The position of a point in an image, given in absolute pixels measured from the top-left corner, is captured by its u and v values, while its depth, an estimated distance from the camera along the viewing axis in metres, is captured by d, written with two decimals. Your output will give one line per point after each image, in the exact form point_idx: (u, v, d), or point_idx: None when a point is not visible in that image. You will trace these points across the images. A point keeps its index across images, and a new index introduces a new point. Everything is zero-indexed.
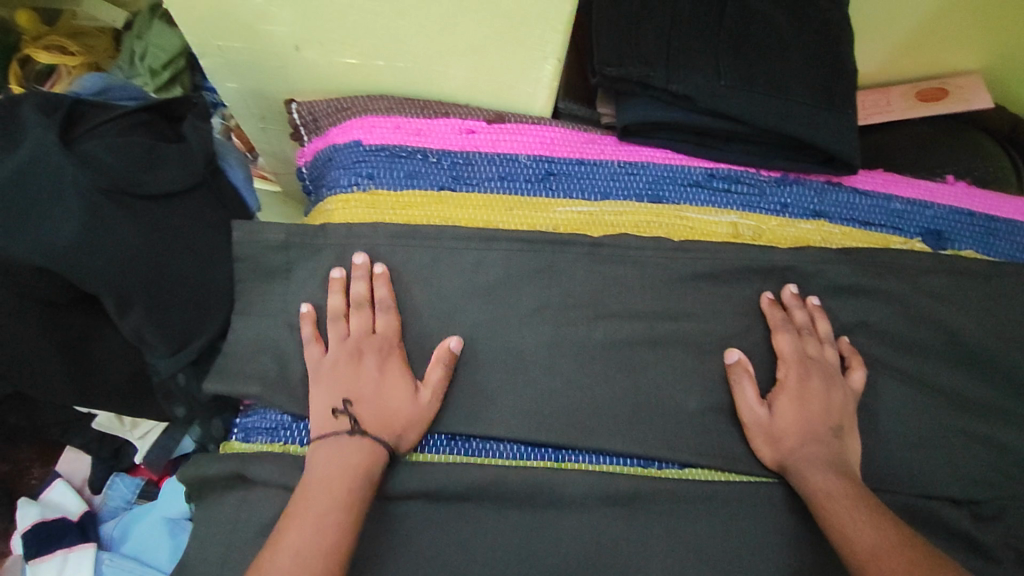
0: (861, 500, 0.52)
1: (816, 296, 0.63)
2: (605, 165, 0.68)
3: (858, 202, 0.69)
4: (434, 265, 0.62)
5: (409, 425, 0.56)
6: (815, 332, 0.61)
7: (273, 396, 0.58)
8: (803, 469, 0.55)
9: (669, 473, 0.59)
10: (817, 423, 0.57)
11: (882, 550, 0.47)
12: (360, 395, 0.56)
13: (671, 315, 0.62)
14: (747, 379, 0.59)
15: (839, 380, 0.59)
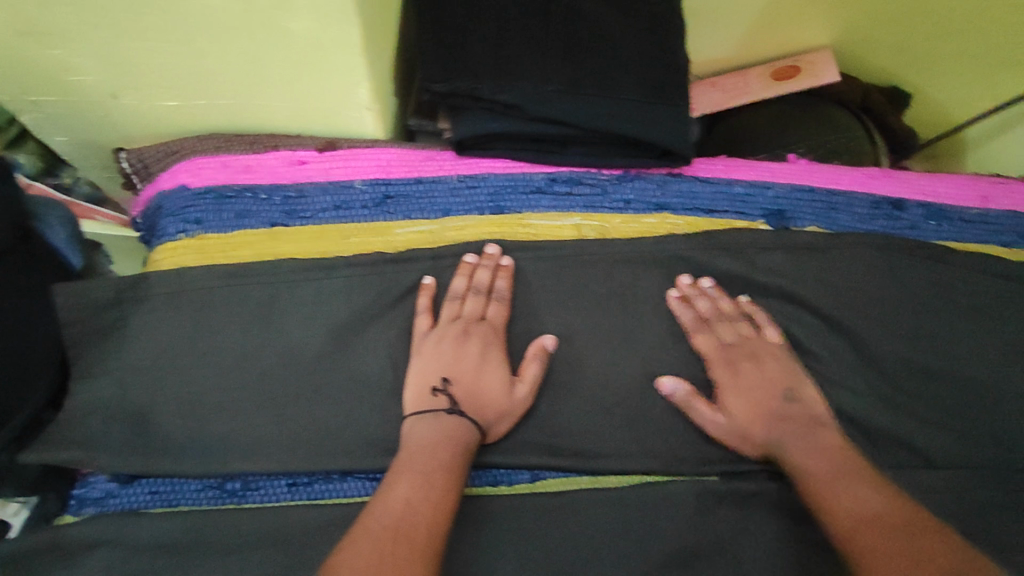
0: (856, 467, 0.52)
1: (710, 278, 0.65)
2: (443, 181, 0.67)
3: (700, 190, 0.69)
4: (269, 302, 0.61)
5: (466, 357, 0.59)
6: (722, 314, 0.63)
7: (102, 462, 0.56)
8: (786, 456, 0.56)
9: (519, 488, 0.59)
10: (765, 401, 0.59)
11: (868, 519, 0.47)
12: (459, 374, 0.58)
13: (516, 324, 0.63)
14: (697, 399, 0.60)
15: (765, 349, 0.62)
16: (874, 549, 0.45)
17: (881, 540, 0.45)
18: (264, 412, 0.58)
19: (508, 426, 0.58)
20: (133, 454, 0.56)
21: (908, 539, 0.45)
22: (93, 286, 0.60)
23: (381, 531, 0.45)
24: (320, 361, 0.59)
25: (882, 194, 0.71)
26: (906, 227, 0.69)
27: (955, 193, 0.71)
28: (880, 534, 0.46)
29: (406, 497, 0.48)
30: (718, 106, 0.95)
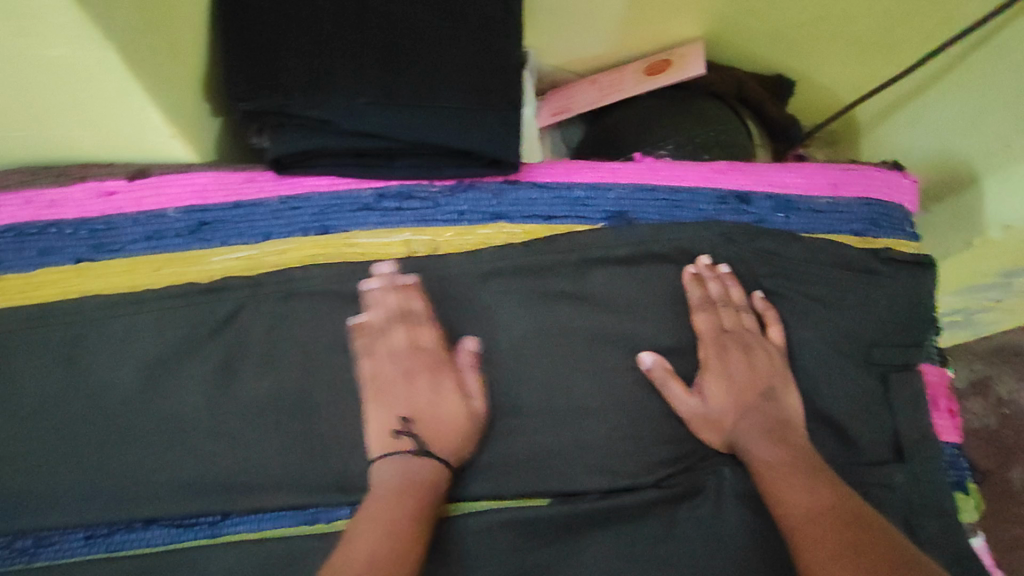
0: (802, 467, 0.54)
1: (706, 255, 0.64)
2: (265, 204, 0.64)
3: (538, 197, 0.66)
4: (75, 341, 0.58)
5: (444, 381, 0.58)
6: (731, 302, 0.62)
7: None
8: (745, 444, 0.58)
9: (338, 524, 0.56)
10: (747, 392, 0.60)
11: (814, 515, 0.50)
12: (421, 413, 0.56)
13: (340, 350, 0.60)
14: (671, 380, 0.60)
15: (759, 345, 0.61)
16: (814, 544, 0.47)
17: (822, 531, 0.48)
18: (69, 459, 0.56)
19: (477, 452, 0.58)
20: None
21: (842, 537, 0.47)
22: None
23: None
24: (127, 404, 0.57)
25: (728, 188, 0.69)
26: (753, 221, 0.67)
27: (805, 183, 0.70)
28: (821, 534, 0.48)
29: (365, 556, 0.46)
30: (593, 105, 0.93)
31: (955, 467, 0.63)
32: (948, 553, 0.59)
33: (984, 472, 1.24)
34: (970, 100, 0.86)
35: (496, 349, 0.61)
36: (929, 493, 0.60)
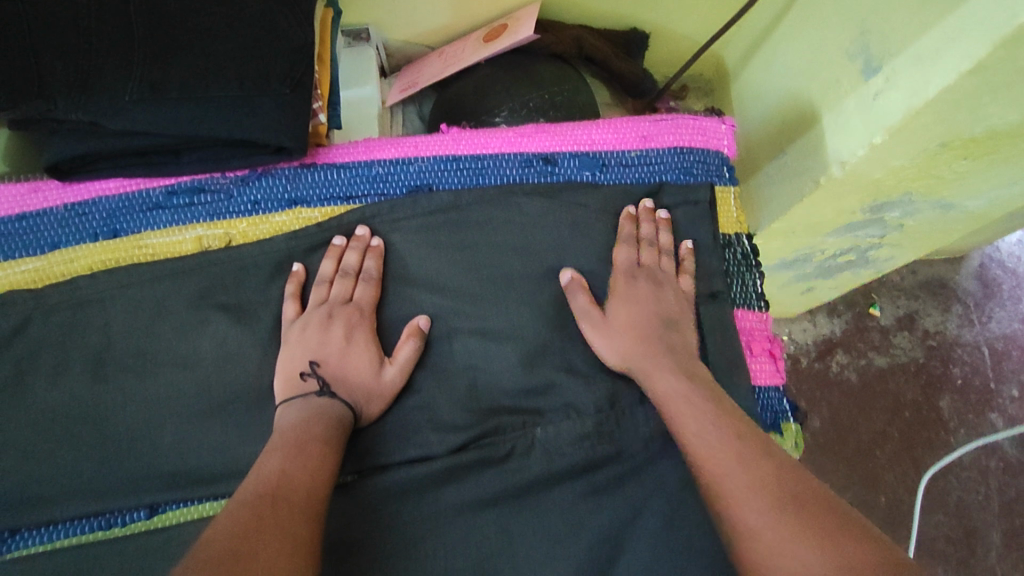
0: (733, 435, 0.49)
1: (649, 199, 0.65)
2: (49, 213, 0.62)
3: (334, 177, 0.65)
4: None
5: (328, 335, 0.58)
6: (656, 243, 0.63)
7: None
8: (647, 369, 0.56)
9: (138, 526, 0.56)
10: (648, 324, 0.59)
11: (759, 490, 0.45)
12: (324, 355, 0.57)
13: (132, 353, 0.59)
14: (586, 317, 0.60)
15: (670, 286, 0.62)
16: (760, 536, 0.43)
17: (769, 513, 0.43)
18: None
19: (383, 405, 0.58)
20: None
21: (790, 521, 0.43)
22: None
23: (245, 502, 0.46)
24: None
25: (533, 151, 0.67)
26: (558, 180, 0.66)
27: (612, 139, 0.69)
28: (732, 461, 0.47)
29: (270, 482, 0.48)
30: (439, 75, 0.88)
31: (768, 409, 0.63)
32: None
33: (911, 402, 1.24)
34: (816, 34, 0.83)
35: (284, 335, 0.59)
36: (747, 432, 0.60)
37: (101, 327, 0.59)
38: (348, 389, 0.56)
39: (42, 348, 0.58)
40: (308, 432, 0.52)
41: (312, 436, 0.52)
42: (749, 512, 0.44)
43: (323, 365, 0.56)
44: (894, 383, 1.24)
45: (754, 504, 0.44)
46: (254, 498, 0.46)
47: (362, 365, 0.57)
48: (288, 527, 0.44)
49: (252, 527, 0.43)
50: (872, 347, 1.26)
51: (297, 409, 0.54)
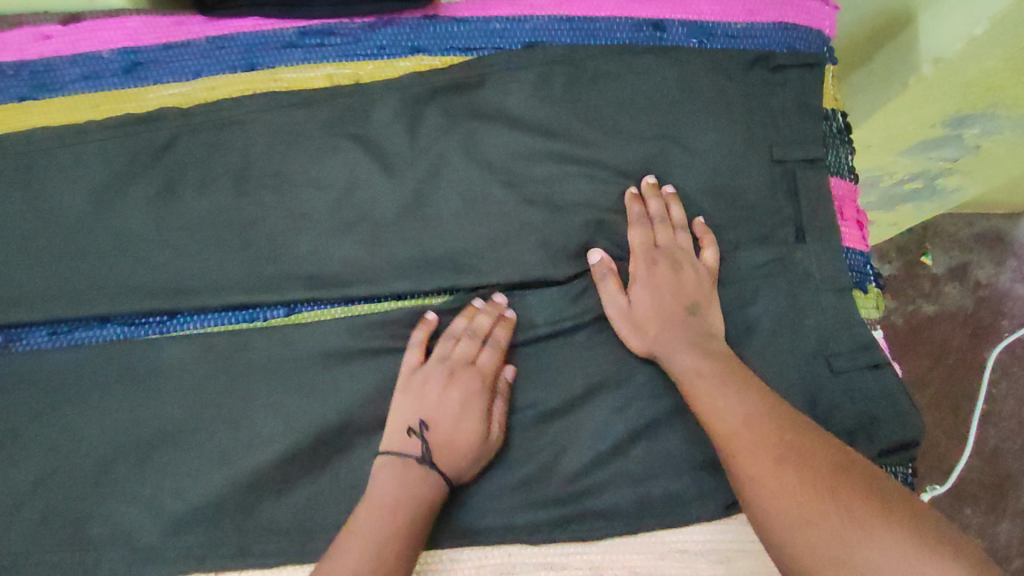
0: (719, 370, 0.54)
1: (650, 175, 0.64)
2: (194, 45, 0.67)
3: (455, 30, 0.69)
4: (29, 167, 0.62)
5: (442, 408, 0.56)
6: (668, 218, 0.62)
7: None
8: (671, 355, 0.57)
9: (276, 320, 0.62)
10: (670, 311, 0.58)
11: (745, 422, 0.50)
12: (436, 419, 0.56)
13: (273, 169, 0.63)
14: (612, 299, 0.60)
15: (689, 272, 0.60)
16: (754, 454, 0.48)
17: (782, 438, 0.48)
18: (26, 267, 0.60)
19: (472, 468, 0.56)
20: None
21: (786, 447, 0.47)
22: None
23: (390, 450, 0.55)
24: (72, 214, 0.62)
25: (643, 17, 0.70)
26: (667, 44, 0.69)
27: (719, 10, 0.71)
28: (758, 444, 0.48)
29: (393, 498, 0.52)
30: None
31: (855, 269, 0.66)
32: (853, 342, 0.61)
33: (955, 348, 1.19)
34: None
35: (408, 163, 0.64)
36: (842, 281, 0.63)
37: (245, 144, 0.64)
38: (449, 456, 0.55)
39: (192, 158, 0.63)
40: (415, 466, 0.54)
41: (416, 497, 0.53)
42: (746, 444, 0.49)
43: (431, 430, 0.56)
44: (939, 329, 1.20)
45: (745, 427, 0.50)
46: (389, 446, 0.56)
47: (468, 456, 0.55)
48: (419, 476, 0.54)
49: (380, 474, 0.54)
50: (921, 294, 1.21)
51: (392, 471, 0.54)
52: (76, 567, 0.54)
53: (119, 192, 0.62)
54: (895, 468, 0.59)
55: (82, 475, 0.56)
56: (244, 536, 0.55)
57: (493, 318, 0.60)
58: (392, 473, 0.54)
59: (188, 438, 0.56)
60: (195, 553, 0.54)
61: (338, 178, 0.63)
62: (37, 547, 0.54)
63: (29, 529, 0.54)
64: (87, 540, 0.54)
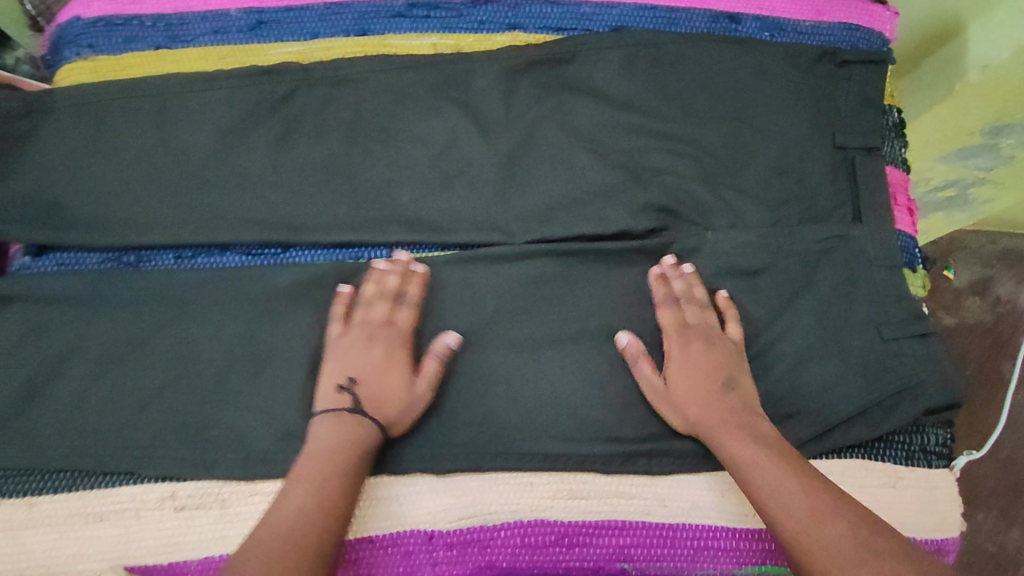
0: (780, 464, 0.55)
1: (670, 256, 0.66)
2: (313, 9, 0.74)
3: (549, 11, 0.75)
4: (163, 108, 0.69)
5: (369, 366, 0.60)
6: (693, 299, 0.65)
7: (17, 235, 0.64)
8: (719, 439, 0.58)
9: (379, 259, 0.67)
10: (700, 380, 0.61)
11: (814, 517, 0.50)
12: (364, 376, 0.60)
13: (381, 124, 0.70)
14: (642, 359, 0.62)
15: (719, 336, 0.63)
16: (813, 526, 0.50)
17: (855, 518, 0.50)
18: (155, 196, 0.66)
19: (407, 418, 0.60)
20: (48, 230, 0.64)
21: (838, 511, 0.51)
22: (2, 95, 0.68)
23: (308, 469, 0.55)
24: (199, 152, 0.68)
25: (720, 10, 0.77)
26: (741, 35, 0.76)
27: (790, 8, 0.77)
28: (803, 501, 0.52)
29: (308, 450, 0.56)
30: None
31: (907, 251, 0.72)
32: (903, 313, 0.66)
33: None
34: None
35: (504, 126, 0.70)
36: (895, 259, 0.68)
37: (357, 100, 0.70)
38: (376, 405, 0.59)
39: (308, 109, 0.70)
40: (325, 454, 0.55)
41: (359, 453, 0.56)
42: (807, 518, 0.51)
43: (359, 385, 0.59)
44: None
45: (810, 521, 0.50)
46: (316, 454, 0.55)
47: (395, 403, 0.59)
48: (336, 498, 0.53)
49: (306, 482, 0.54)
50: None
51: (339, 420, 0.58)
52: (196, 465, 0.59)
53: (242, 136, 0.69)
54: (933, 428, 0.66)
55: (201, 383, 0.62)
56: None
57: (401, 275, 0.64)
58: (321, 426, 0.57)
59: (302, 357, 0.63)
60: None
61: (440, 137, 0.70)
62: (162, 444, 0.59)
63: (155, 427, 0.60)
64: (207, 441, 0.60)
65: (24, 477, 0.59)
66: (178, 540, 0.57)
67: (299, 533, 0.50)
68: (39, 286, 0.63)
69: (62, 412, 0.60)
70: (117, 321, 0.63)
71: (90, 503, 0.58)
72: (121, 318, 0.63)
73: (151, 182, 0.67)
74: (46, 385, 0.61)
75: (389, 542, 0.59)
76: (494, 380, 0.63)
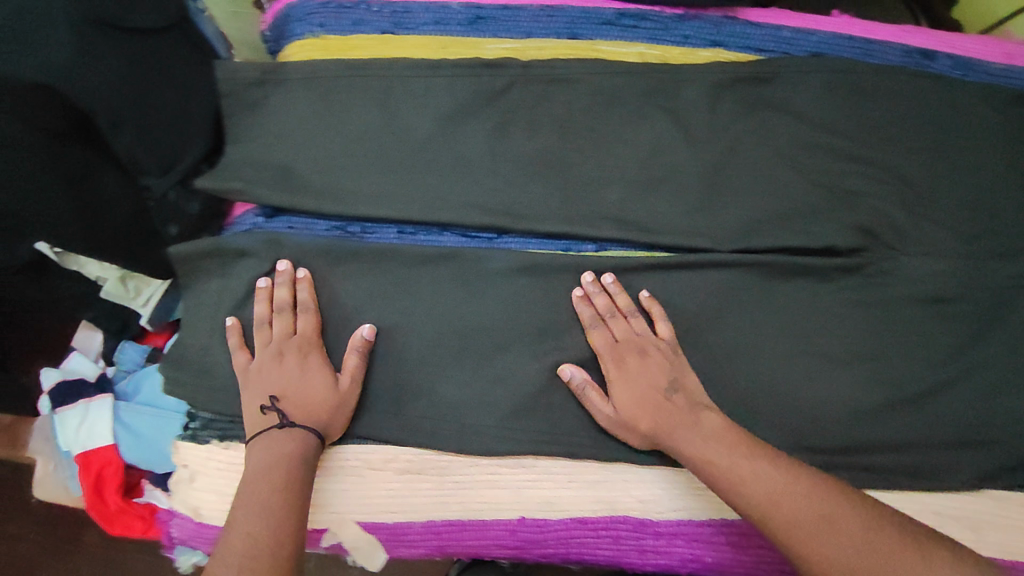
0: (736, 443, 0.58)
1: (588, 273, 0.67)
2: (528, 9, 0.76)
3: (751, 32, 0.78)
4: (389, 91, 0.72)
5: (302, 379, 0.61)
6: (617, 311, 0.66)
7: (250, 196, 0.67)
8: (674, 438, 0.60)
9: (586, 253, 0.70)
10: (650, 392, 0.62)
11: (774, 493, 0.54)
12: (285, 392, 0.61)
13: (592, 126, 0.72)
14: (590, 387, 0.63)
15: (651, 343, 0.64)
16: (801, 520, 0.52)
17: (787, 499, 0.54)
18: (380, 173, 0.69)
19: (339, 423, 0.62)
20: (281, 195, 0.67)
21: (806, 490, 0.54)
22: (242, 65, 0.71)
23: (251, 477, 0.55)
24: (421, 134, 0.71)
25: (915, 46, 0.79)
26: (935, 72, 0.78)
27: (982, 50, 0.80)
28: (789, 496, 0.54)
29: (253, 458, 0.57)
30: None
31: None
32: None
33: None
34: None
35: (711, 138, 0.72)
36: None
37: (570, 101, 0.73)
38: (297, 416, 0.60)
39: (523, 105, 0.73)
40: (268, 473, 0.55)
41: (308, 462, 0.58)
42: (786, 506, 0.53)
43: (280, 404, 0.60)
44: None
45: (792, 505, 0.53)
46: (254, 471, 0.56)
47: (320, 411, 0.60)
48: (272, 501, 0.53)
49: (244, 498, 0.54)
50: None
51: (285, 443, 0.58)
52: (412, 434, 0.63)
53: (461, 124, 0.72)
54: None
55: (417, 354, 0.64)
56: (556, 428, 0.64)
57: (289, 287, 0.66)
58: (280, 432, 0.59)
59: (514, 340, 0.66)
60: (519, 433, 0.63)
61: (649, 142, 0.72)
62: (379, 410, 0.64)
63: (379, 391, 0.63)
64: (427, 407, 0.64)
65: None
66: (403, 502, 0.62)
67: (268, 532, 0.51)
68: (271, 246, 0.67)
69: None
70: (342, 288, 0.67)
71: (319, 457, 0.62)
72: (347, 286, 0.67)
73: (376, 160, 0.70)
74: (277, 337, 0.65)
75: (602, 525, 0.63)
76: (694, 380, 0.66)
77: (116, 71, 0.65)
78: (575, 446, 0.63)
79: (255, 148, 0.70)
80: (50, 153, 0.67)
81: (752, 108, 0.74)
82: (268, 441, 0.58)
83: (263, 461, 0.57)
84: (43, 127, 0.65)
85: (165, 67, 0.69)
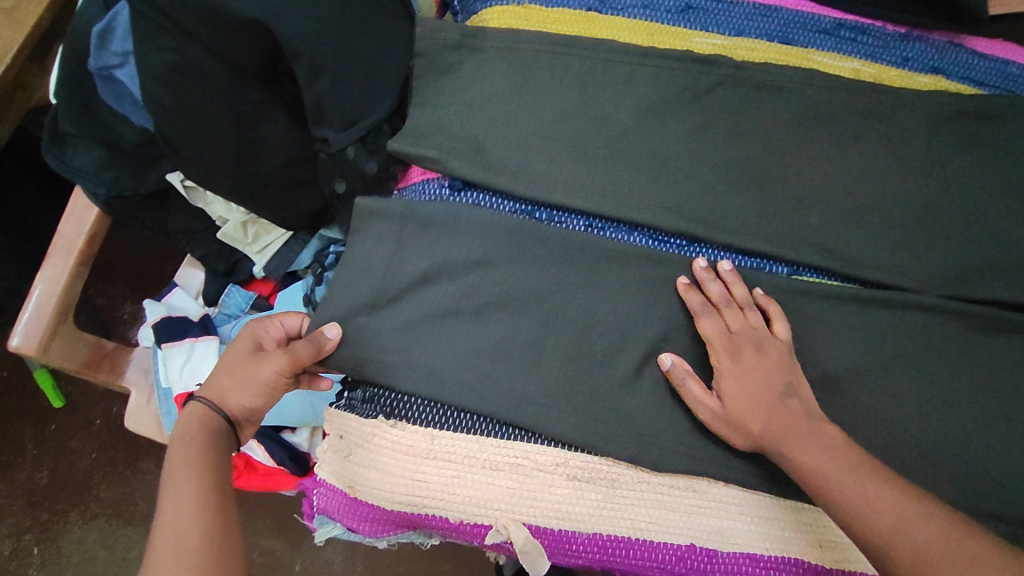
0: (846, 458, 0.54)
1: (704, 259, 0.63)
2: (741, 5, 0.72)
3: (976, 63, 0.72)
4: (590, 73, 0.68)
5: (234, 356, 0.61)
6: (734, 302, 0.61)
7: (445, 167, 0.65)
8: (781, 444, 0.56)
9: (778, 274, 0.66)
10: (762, 391, 0.58)
11: (866, 506, 0.52)
12: (228, 369, 0.60)
13: (799, 139, 0.67)
14: (690, 377, 0.60)
15: (769, 339, 0.60)
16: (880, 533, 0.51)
17: (885, 516, 0.51)
18: (573, 159, 0.65)
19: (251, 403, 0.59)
20: (472, 169, 0.65)
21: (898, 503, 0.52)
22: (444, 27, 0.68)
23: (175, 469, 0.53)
24: (620, 122, 0.67)
25: None
26: None
27: None
28: (881, 514, 0.52)
29: (176, 456, 0.54)
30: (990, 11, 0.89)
31: None
32: None
33: None
34: None
35: (925, 169, 0.67)
36: None
37: (778, 108, 0.68)
38: (230, 399, 0.58)
39: (728, 106, 0.68)
40: (181, 463, 0.54)
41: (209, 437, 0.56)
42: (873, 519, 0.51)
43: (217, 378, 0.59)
44: None
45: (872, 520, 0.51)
46: (177, 463, 0.54)
47: (226, 380, 0.59)
48: (193, 499, 0.52)
49: (172, 495, 0.52)
50: None
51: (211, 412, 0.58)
52: (588, 436, 0.59)
53: (662, 118, 0.67)
54: None
55: (596, 354, 0.61)
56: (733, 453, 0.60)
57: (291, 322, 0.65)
58: (189, 417, 0.58)
59: (695, 354, 0.63)
60: (694, 453, 0.60)
61: (857, 165, 0.67)
62: (558, 405, 0.60)
63: (552, 387, 0.60)
64: (602, 413, 0.60)
65: (425, 406, 0.62)
66: (571, 510, 0.59)
67: (203, 532, 0.51)
68: (458, 219, 0.64)
69: (460, 348, 0.61)
70: (523, 274, 0.63)
71: (489, 450, 0.60)
72: (529, 272, 0.63)
73: (570, 144, 0.66)
74: (452, 317, 0.62)
75: (772, 564, 0.59)
76: (885, 425, 0.61)
77: (325, 13, 0.62)
78: (754, 476, 0.59)
79: (445, 113, 0.67)
80: (232, 90, 0.66)
81: (973, 143, 0.68)
82: (180, 436, 0.56)
83: (183, 449, 0.55)
84: (232, 62, 0.64)
85: (366, 15, 0.66)
